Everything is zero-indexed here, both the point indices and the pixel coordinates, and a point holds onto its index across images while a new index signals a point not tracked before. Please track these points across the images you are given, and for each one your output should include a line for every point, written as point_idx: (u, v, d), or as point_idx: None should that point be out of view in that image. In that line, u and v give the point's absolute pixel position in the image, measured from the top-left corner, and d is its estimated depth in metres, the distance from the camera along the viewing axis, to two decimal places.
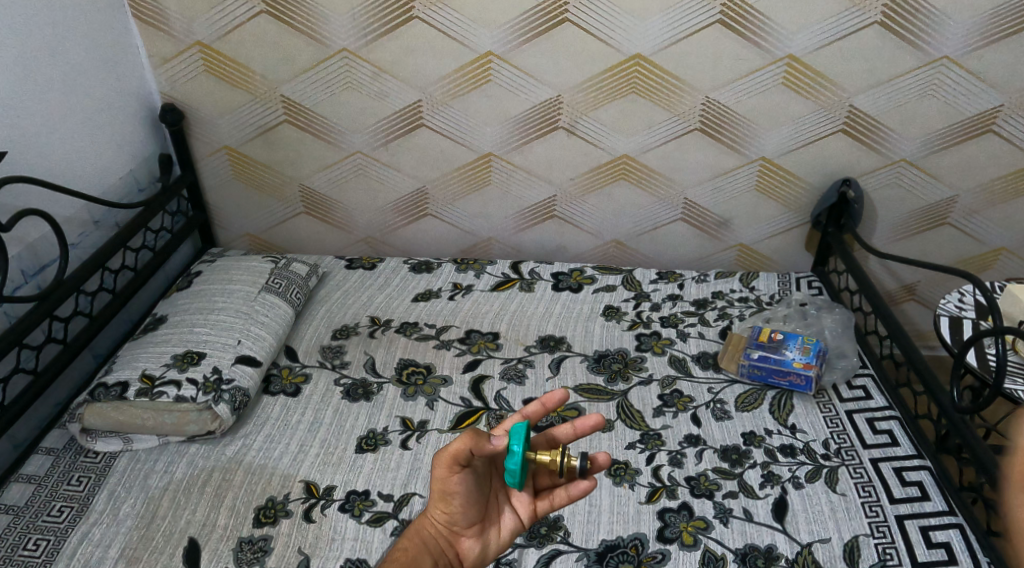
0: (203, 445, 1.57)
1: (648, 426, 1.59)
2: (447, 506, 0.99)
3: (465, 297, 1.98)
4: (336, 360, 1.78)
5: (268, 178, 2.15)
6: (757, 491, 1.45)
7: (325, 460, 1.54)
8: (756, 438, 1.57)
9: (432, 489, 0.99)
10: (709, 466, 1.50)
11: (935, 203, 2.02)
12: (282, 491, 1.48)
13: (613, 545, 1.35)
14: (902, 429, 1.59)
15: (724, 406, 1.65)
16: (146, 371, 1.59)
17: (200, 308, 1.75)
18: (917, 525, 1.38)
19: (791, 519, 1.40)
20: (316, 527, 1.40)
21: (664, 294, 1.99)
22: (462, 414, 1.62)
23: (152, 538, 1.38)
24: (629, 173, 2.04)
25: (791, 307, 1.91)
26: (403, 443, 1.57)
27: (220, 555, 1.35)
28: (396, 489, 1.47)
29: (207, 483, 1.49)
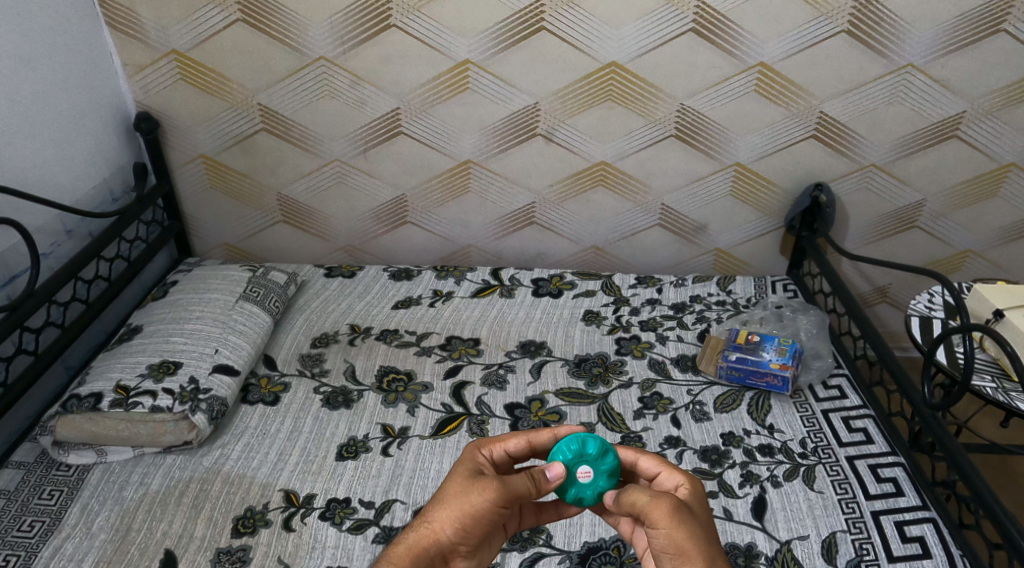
0: (180, 455, 1.55)
1: (629, 429, 1.60)
2: (465, 527, 0.94)
3: (445, 304, 1.98)
4: (315, 368, 1.76)
5: (245, 187, 2.14)
6: (737, 490, 1.48)
7: (305, 468, 1.53)
8: (736, 439, 1.59)
9: (458, 508, 0.94)
10: (690, 467, 1.52)
11: (904, 206, 2.07)
12: (261, 500, 1.46)
13: (595, 547, 1.35)
14: (876, 426, 1.62)
15: (704, 408, 1.66)
16: (120, 382, 1.56)
17: (177, 317, 1.73)
18: (892, 521, 1.42)
19: (770, 517, 1.43)
20: (296, 536, 1.39)
21: (643, 298, 2.00)
22: (443, 420, 1.62)
23: (127, 551, 1.36)
24: (607, 180, 2.06)
25: (767, 310, 1.93)
26: (383, 450, 1.56)
27: None
28: (377, 496, 1.47)
29: (184, 494, 1.47)
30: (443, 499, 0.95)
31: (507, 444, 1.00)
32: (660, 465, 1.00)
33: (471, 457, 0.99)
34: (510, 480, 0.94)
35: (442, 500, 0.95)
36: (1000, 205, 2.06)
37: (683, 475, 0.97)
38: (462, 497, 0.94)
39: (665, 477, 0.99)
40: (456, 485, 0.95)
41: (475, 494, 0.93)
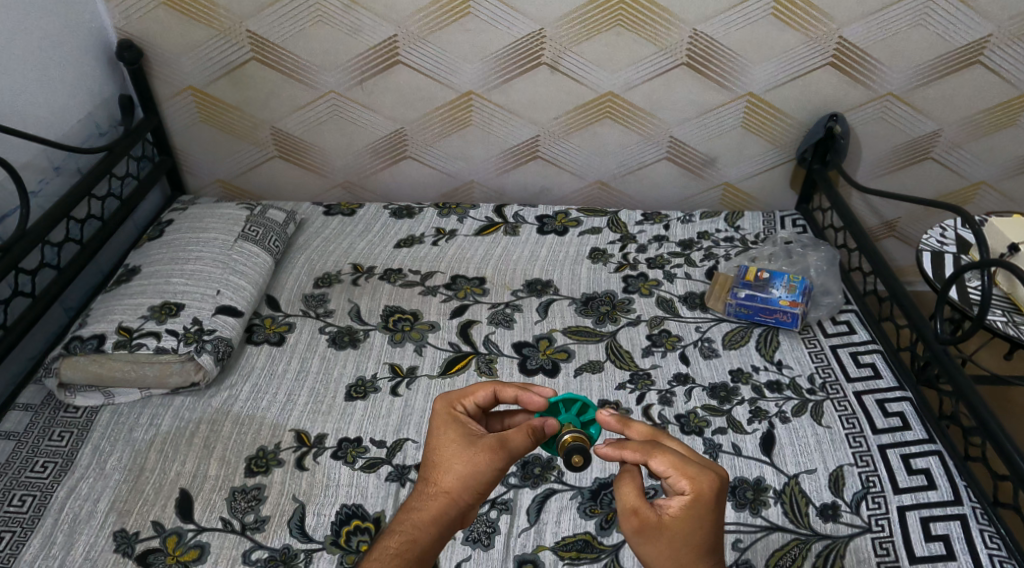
0: (189, 397, 1.53)
1: (637, 366, 1.61)
2: (476, 486, 0.92)
3: (449, 242, 1.94)
4: (319, 309, 1.73)
5: (238, 120, 2.06)
6: (745, 426, 1.51)
7: (314, 408, 1.53)
8: (744, 375, 1.60)
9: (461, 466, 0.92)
10: (698, 404, 1.54)
11: (919, 137, 2.03)
12: (272, 440, 1.47)
13: (606, 482, 1.41)
14: (884, 362, 1.63)
15: (712, 344, 1.67)
16: (122, 324, 1.53)
17: (176, 257, 1.69)
18: (898, 454, 1.45)
19: (778, 451, 1.47)
20: (310, 476, 1.41)
21: (650, 235, 1.97)
22: (452, 359, 1.61)
23: (142, 491, 1.37)
24: (614, 112, 2.00)
25: (776, 246, 1.91)
26: (393, 389, 1.56)
27: (213, 506, 1.36)
28: (388, 435, 1.48)
29: (195, 434, 1.46)
30: (447, 461, 0.93)
31: (477, 396, 0.99)
32: (671, 468, 0.86)
33: (452, 419, 0.97)
34: (511, 441, 0.94)
35: (445, 465, 0.93)
36: (1017, 134, 2.01)
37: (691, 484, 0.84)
38: (466, 461, 0.93)
39: (673, 478, 0.85)
40: (456, 448, 0.94)
41: (480, 454, 0.93)
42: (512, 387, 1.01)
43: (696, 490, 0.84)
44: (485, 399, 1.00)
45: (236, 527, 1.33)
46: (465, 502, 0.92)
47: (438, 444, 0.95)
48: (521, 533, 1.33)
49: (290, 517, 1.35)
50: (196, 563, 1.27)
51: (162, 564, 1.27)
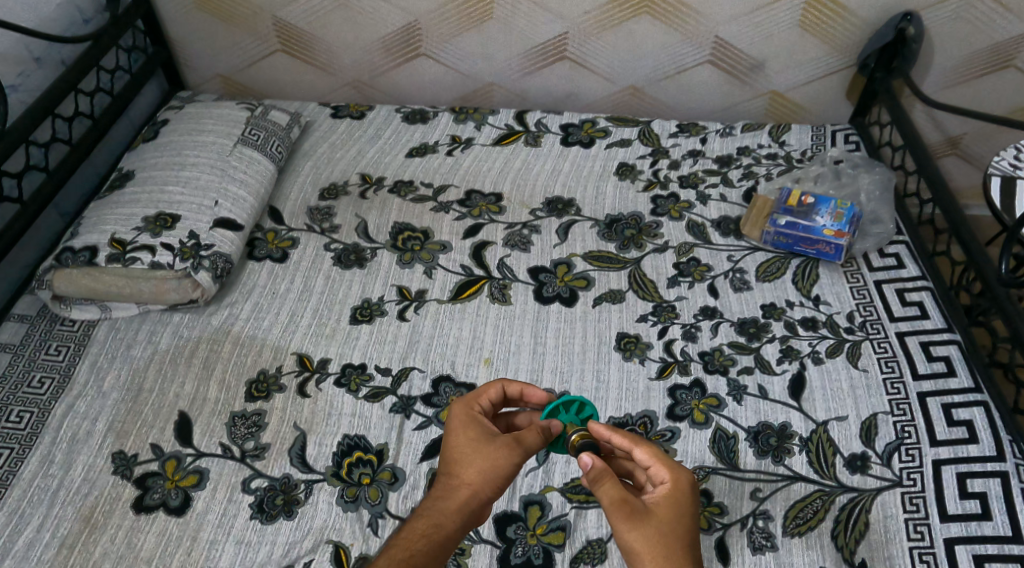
0: (188, 314, 1.45)
1: (662, 298, 1.50)
2: (496, 481, 0.95)
3: (465, 153, 1.79)
4: (325, 223, 1.62)
5: (237, 8, 1.88)
6: (774, 367, 1.42)
7: (318, 332, 1.45)
8: (777, 311, 1.50)
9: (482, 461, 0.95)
10: (725, 341, 1.45)
11: (1002, 42, 1.79)
12: (274, 364, 1.40)
13: (621, 423, 1.33)
14: (934, 300, 1.49)
15: (745, 276, 1.55)
16: (116, 236, 1.43)
17: (171, 163, 1.56)
18: (939, 403, 1.34)
19: (808, 396, 1.38)
20: (312, 403, 1.35)
21: (684, 150, 1.80)
22: (464, 284, 1.52)
23: (141, 412, 1.32)
24: (653, 6, 1.78)
25: (823, 166, 1.73)
26: (401, 314, 1.47)
27: (213, 431, 1.31)
28: (394, 363, 1.40)
29: (194, 354, 1.40)
30: (470, 456, 0.96)
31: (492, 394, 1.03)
32: (652, 457, 0.93)
33: (471, 417, 1.01)
34: (526, 437, 0.99)
35: (466, 458, 0.96)
36: None
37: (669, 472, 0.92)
38: (488, 455, 0.96)
39: (655, 467, 0.93)
40: (477, 443, 0.97)
41: (501, 448, 0.96)
42: (518, 383, 1.06)
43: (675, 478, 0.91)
44: (496, 398, 1.04)
45: (236, 453, 1.28)
46: (485, 496, 0.95)
47: (458, 441, 0.98)
48: (530, 472, 1.28)
49: (291, 446, 1.30)
50: (195, 490, 1.24)
51: (161, 489, 1.23)
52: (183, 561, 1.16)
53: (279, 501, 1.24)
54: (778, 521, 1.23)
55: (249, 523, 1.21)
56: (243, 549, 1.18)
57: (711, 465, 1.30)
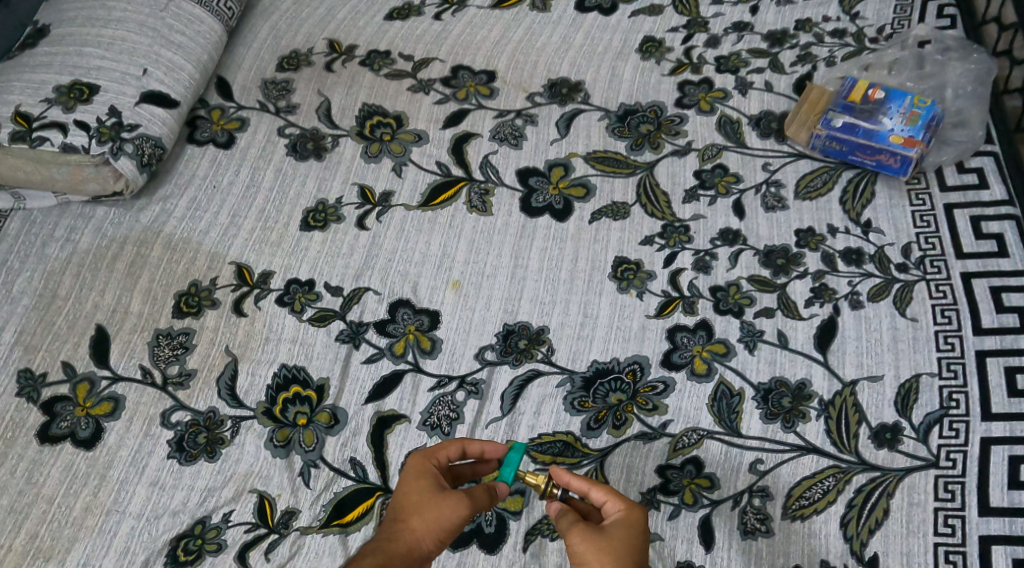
0: (113, 209, 1.25)
1: (675, 216, 1.23)
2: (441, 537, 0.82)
3: (456, 17, 1.47)
4: (281, 102, 1.36)
5: None
6: (801, 310, 1.15)
7: (261, 238, 1.24)
8: (815, 239, 1.21)
9: (431, 513, 0.82)
10: (744, 274, 1.18)
11: None
12: (208, 275, 1.20)
13: (605, 370, 1.11)
14: (1018, 232, 1.16)
15: (780, 191, 1.25)
16: (20, 109, 1.20)
17: (92, 18, 1.29)
18: (1002, 366, 1.06)
19: (837, 348, 1.12)
20: (248, 324, 1.17)
21: (728, 22, 1.44)
22: (437, 187, 1.27)
23: (54, 323, 1.15)
24: None
25: (904, 49, 1.36)
26: (359, 221, 1.24)
27: (133, 352, 1.14)
28: (346, 282, 1.20)
29: (118, 258, 1.21)
30: (417, 508, 0.83)
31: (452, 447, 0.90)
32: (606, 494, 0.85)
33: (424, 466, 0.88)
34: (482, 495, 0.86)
35: (414, 505, 0.83)
36: None
37: (624, 505, 0.84)
38: (438, 506, 0.83)
39: (608, 503, 0.85)
40: (427, 493, 0.85)
41: (454, 502, 0.83)
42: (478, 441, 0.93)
43: (627, 511, 0.83)
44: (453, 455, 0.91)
45: (156, 379, 1.12)
46: (426, 550, 0.82)
47: (405, 492, 0.85)
48: (491, 424, 1.08)
49: (220, 374, 1.13)
50: (108, 419, 1.10)
51: (69, 417, 1.09)
52: (89, 501, 1.04)
53: (201, 439, 1.09)
54: (777, 501, 1.03)
55: (166, 462, 1.07)
56: (157, 493, 1.05)
57: (707, 428, 1.08)
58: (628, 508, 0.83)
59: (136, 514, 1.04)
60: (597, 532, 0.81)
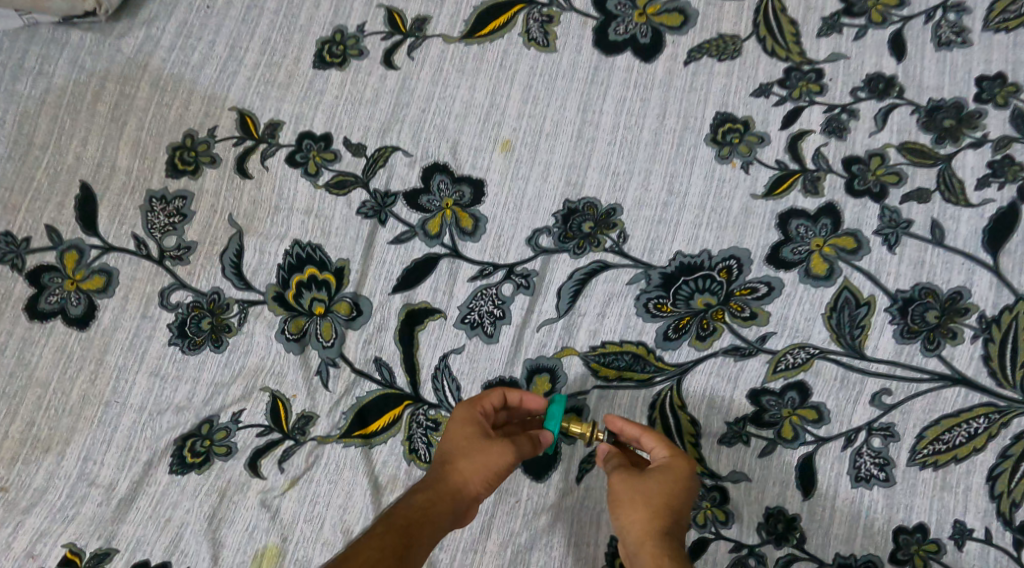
0: (90, 34, 1.00)
1: (805, 57, 0.90)
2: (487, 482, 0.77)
3: None
4: None
5: None
6: (970, 194, 0.85)
7: (268, 78, 0.99)
8: (1006, 90, 0.86)
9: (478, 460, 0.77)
10: (895, 141, 0.87)
11: None
12: (206, 124, 0.98)
13: (691, 267, 0.87)
14: None
15: (962, 19, 0.89)
16: None
17: None
18: None
19: (1015, 247, 0.83)
20: (254, 189, 0.96)
21: None
22: (486, 11, 0.97)
23: (32, 178, 0.96)
24: None
25: None
26: (387, 58, 0.98)
27: (124, 218, 0.96)
28: (370, 139, 0.96)
29: (100, 98, 0.98)
30: (461, 453, 0.78)
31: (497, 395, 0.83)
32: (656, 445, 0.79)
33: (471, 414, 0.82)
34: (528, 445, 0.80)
35: (459, 452, 0.78)
36: None
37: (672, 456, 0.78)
38: (483, 454, 0.78)
39: (656, 452, 0.79)
40: (470, 440, 0.79)
41: (499, 450, 0.78)
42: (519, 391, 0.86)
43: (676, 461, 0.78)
44: (496, 403, 0.85)
45: (152, 252, 0.95)
46: (471, 495, 0.77)
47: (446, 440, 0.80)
48: (544, 326, 0.89)
49: (224, 249, 0.94)
50: (102, 297, 0.94)
51: (59, 291, 0.94)
52: (87, 390, 0.91)
53: (205, 325, 0.93)
54: (904, 444, 0.81)
55: (167, 350, 0.92)
56: (159, 385, 0.91)
57: (820, 345, 0.84)
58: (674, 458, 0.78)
59: (137, 408, 0.91)
60: (639, 480, 0.76)
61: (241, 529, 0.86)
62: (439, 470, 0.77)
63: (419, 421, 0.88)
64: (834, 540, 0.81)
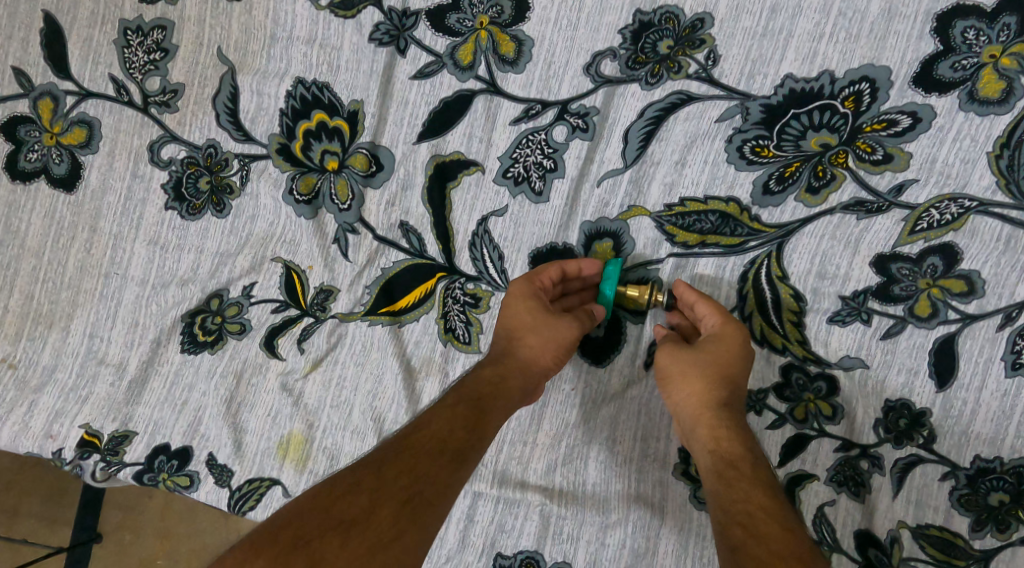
0: None
1: None
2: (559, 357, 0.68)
3: None
4: None
5: None
6: None
7: None
8: None
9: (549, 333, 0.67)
10: None
11: None
12: None
13: (803, 97, 0.66)
14: None
15: None
16: None
17: None
18: None
19: None
20: (246, 14, 0.77)
21: None
22: None
23: None
24: None
25: None
26: None
27: (98, 58, 0.79)
28: None
29: None
30: (525, 329, 0.68)
31: (554, 266, 0.70)
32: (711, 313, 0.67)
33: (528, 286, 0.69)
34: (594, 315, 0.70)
35: (523, 328, 0.68)
36: None
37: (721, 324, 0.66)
38: (553, 329, 0.68)
39: (708, 320, 0.67)
40: (534, 313, 0.68)
41: (569, 322, 0.68)
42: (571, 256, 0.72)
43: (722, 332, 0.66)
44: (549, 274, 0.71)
45: (135, 99, 0.79)
46: (539, 375, 0.67)
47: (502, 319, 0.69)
48: (607, 181, 0.71)
49: (216, 91, 0.78)
50: (84, 153, 0.80)
51: (38, 147, 0.80)
52: (83, 260, 0.80)
53: (204, 186, 0.78)
54: None
55: (164, 215, 0.79)
56: (159, 255, 0.79)
57: (979, 196, 0.63)
58: (724, 325, 0.66)
59: (139, 281, 0.79)
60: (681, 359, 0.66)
61: (263, 414, 0.76)
62: (501, 348, 0.68)
63: (455, 296, 0.73)
64: (975, 440, 0.64)
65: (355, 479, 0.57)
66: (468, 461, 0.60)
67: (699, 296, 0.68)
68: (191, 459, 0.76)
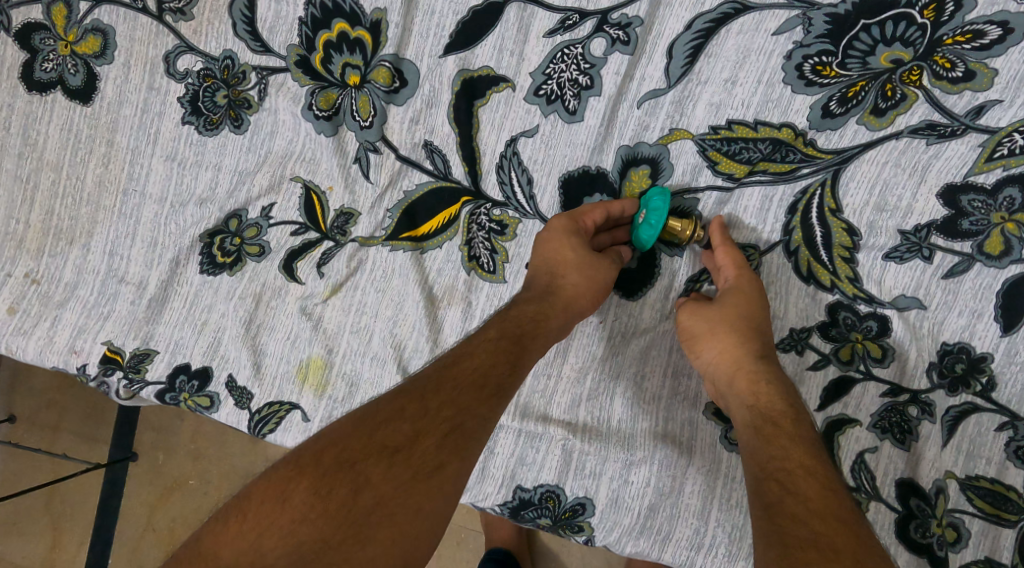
0: None
1: None
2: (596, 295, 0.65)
3: None
4: None
5: None
6: None
7: None
8: None
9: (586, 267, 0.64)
10: None
11: None
12: None
13: (878, 6, 0.58)
14: None
15: None
16: None
17: None
18: None
19: None
20: None
21: None
22: None
23: None
24: None
25: None
26: None
27: None
28: None
29: None
30: (565, 263, 0.64)
31: (599, 207, 0.65)
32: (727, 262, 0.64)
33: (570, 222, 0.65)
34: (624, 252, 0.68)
35: (561, 262, 0.64)
36: None
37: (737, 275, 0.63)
38: (590, 267, 0.64)
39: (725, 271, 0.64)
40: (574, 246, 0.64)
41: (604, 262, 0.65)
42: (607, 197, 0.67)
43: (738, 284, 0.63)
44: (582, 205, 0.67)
45: (148, 6, 0.74)
46: (575, 314, 0.64)
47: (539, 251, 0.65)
48: (647, 100, 0.65)
49: None
50: (99, 63, 0.76)
51: (52, 56, 0.77)
52: (102, 175, 0.77)
53: (221, 100, 0.74)
54: None
55: (181, 130, 0.76)
56: (178, 172, 0.76)
57: None
58: (739, 276, 0.63)
59: (158, 198, 0.77)
60: (701, 318, 0.63)
61: (283, 338, 0.74)
62: (543, 283, 0.64)
63: (480, 223, 0.69)
64: None
65: (393, 407, 0.55)
66: (510, 389, 0.58)
67: (727, 242, 0.64)
68: (211, 380, 0.75)
